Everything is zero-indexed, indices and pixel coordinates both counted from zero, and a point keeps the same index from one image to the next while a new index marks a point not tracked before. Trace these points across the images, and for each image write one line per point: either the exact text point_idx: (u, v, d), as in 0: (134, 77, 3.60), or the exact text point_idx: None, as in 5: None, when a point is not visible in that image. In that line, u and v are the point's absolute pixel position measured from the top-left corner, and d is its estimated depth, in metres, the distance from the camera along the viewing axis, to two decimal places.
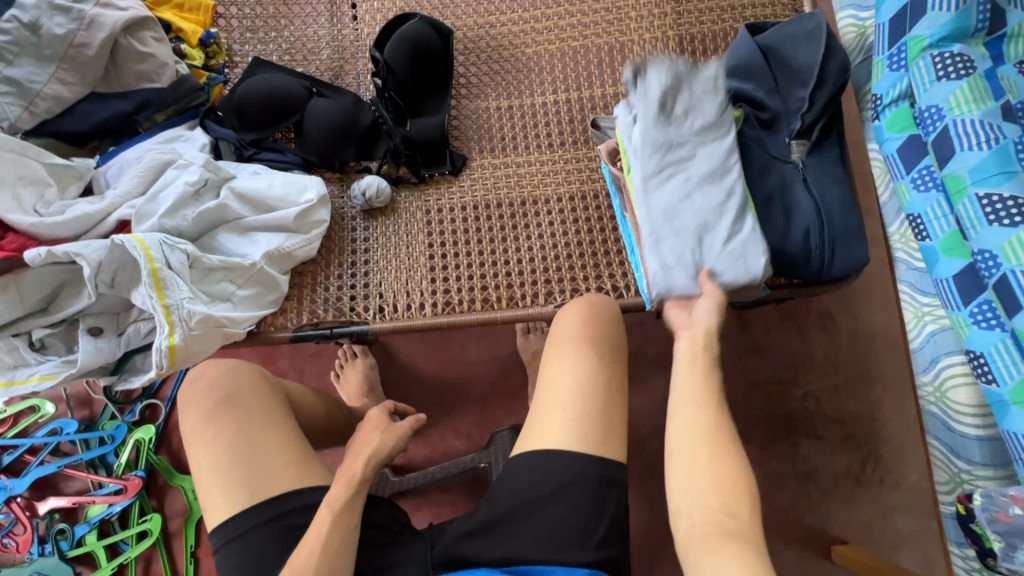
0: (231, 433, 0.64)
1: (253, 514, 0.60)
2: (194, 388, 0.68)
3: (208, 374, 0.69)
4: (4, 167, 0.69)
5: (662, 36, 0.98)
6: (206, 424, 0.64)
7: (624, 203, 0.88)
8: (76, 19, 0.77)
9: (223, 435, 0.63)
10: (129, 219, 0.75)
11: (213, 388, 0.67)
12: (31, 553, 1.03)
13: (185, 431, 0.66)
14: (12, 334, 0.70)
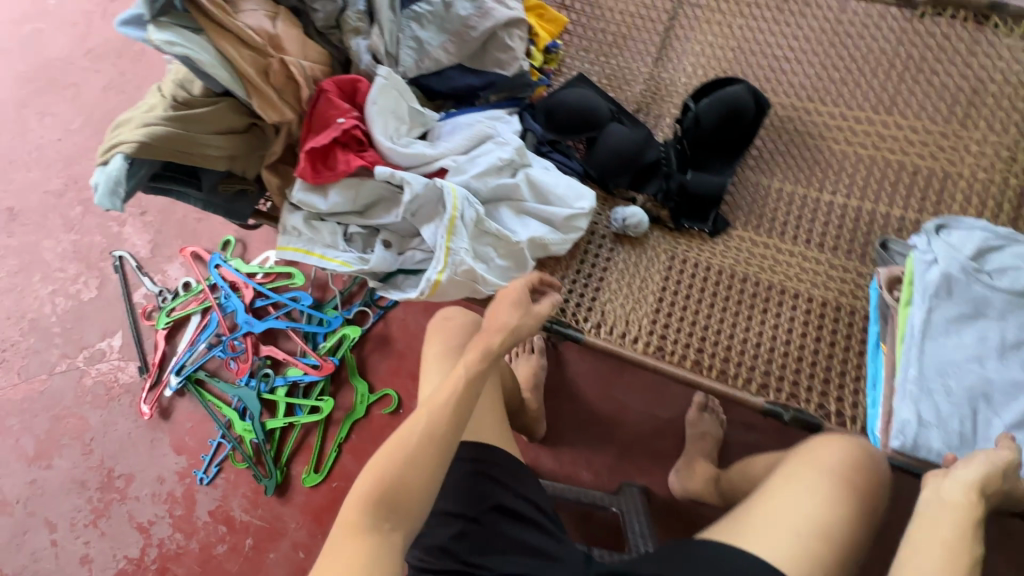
0: (461, 373, 0.78)
1: (460, 447, 0.72)
2: (443, 324, 0.84)
3: (458, 319, 0.85)
4: (388, 100, 0.88)
5: (999, 182, 0.88)
6: (446, 358, 0.80)
7: (885, 334, 0.81)
8: (477, 8, 0.94)
9: (457, 373, 0.78)
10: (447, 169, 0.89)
11: (456, 331, 0.83)
12: (242, 380, 1.29)
13: (426, 354, 0.81)
14: (337, 222, 0.88)
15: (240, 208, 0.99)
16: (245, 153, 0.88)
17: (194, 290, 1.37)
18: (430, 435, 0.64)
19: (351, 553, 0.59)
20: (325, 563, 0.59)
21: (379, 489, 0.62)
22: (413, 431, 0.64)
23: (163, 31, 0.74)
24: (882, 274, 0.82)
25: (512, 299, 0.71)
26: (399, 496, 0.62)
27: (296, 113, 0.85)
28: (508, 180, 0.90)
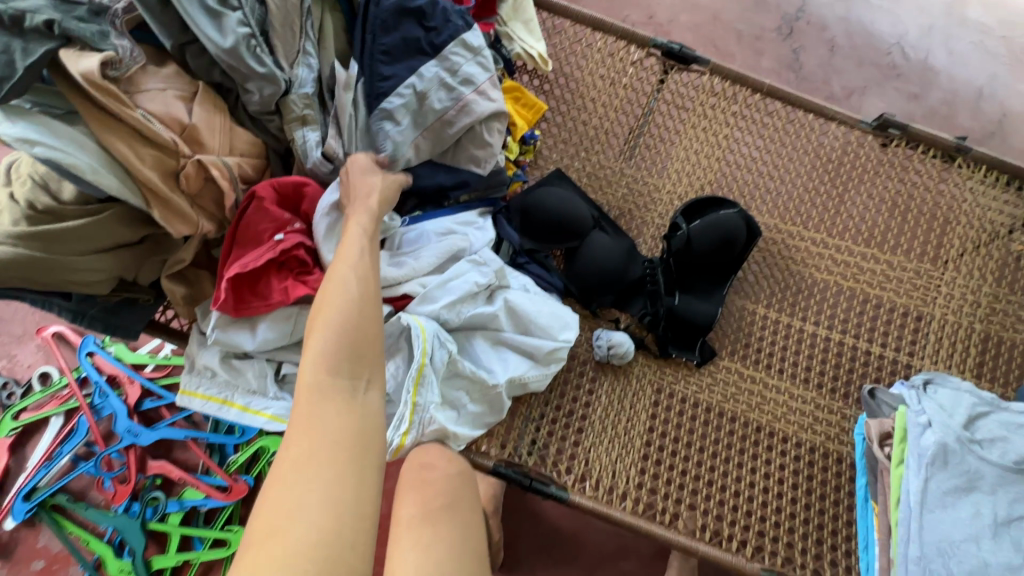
0: (447, 548, 0.62)
1: None
2: (421, 476, 0.68)
3: (442, 469, 0.69)
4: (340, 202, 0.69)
5: (968, 324, 0.89)
6: (428, 525, 0.63)
7: (874, 491, 0.78)
8: (454, 99, 0.77)
9: (441, 546, 0.62)
10: (412, 295, 0.75)
11: (439, 487, 0.68)
12: (120, 506, 1.01)
13: (398, 516, 0.65)
14: (266, 358, 0.68)
15: (128, 321, 0.75)
16: (138, 265, 0.66)
17: (55, 385, 1.07)
18: (371, 284, 0.59)
19: (323, 421, 0.51)
20: (292, 455, 0.49)
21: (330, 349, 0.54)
22: (349, 291, 0.57)
23: (16, 123, 0.53)
24: (872, 427, 0.79)
25: (361, 163, 0.69)
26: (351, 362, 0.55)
27: (214, 221, 0.66)
28: (485, 308, 0.77)
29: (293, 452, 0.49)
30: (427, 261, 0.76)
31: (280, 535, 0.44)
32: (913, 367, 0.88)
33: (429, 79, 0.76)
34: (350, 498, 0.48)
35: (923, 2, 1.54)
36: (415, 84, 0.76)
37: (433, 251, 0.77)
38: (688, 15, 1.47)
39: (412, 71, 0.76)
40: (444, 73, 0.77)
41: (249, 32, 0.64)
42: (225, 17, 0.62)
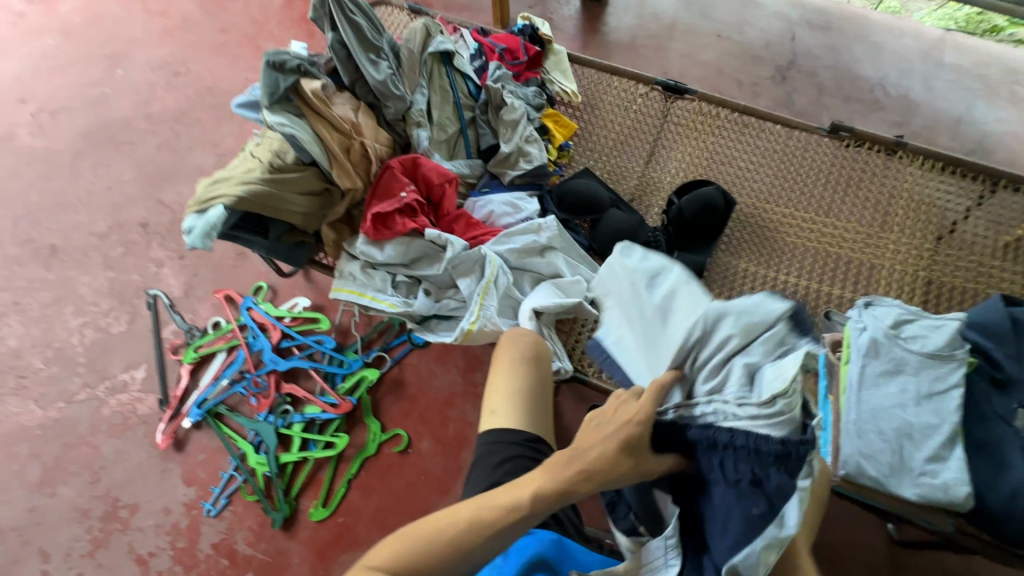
0: (527, 382, 0.92)
1: (521, 441, 0.86)
2: (517, 337, 0.98)
3: (526, 337, 0.98)
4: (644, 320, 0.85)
5: (911, 273, 1.15)
6: (519, 367, 0.93)
7: (830, 387, 0.98)
8: (522, 150, 1.20)
9: (526, 380, 0.92)
10: (506, 224, 1.16)
11: (521, 346, 0.96)
12: (261, 415, 1.38)
13: (499, 357, 0.95)
14: (387, 270, 1.07)
15: (297, 256, 1.15)
16: (315, 212, 1.06)
17: (222, 329, 1.48)
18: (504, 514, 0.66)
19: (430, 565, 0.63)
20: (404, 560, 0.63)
21: (495, 522, 0.66)
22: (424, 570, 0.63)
23: (277, 115, 0.96)
24: (826, 337, 1.03)
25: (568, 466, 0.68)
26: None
27: (363, 182, 1.06)
28: (538, 258, 1.11)
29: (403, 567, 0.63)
30: (722, 391, 0.70)
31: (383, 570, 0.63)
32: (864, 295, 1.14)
33: (514, 143, 1.19)
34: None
35: (901, 52, 1.85)
36: (503, 144, 1.19)
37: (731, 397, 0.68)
38: (697, 70, 1.86)
39: (497, 135, 1.22)
40: (522, 139, 1.20)
41: (391, 72, 1.08)
42: (380, 65, 1.07)
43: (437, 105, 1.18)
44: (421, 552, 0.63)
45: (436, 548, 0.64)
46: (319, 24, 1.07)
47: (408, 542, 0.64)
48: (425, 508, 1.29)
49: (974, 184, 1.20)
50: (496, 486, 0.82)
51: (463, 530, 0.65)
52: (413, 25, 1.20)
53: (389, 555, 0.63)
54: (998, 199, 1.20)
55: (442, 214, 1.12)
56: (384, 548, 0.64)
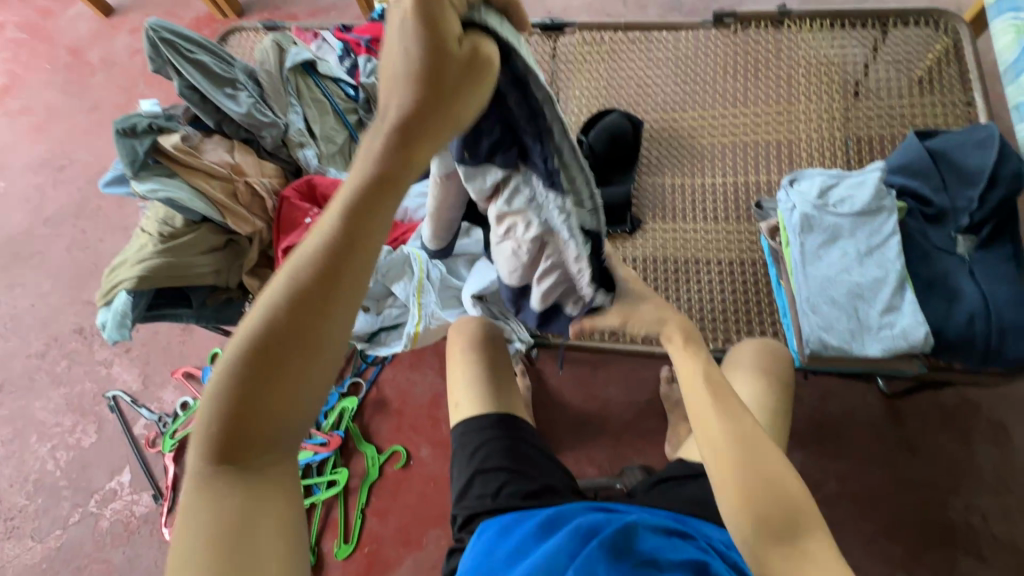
0: (483, 365, 0.91)
1: (491, 418, 0.85)
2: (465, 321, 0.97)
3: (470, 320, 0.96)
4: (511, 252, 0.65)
5: (831, 136, 1.13)
6: (473, 352, 0.92)
7: (780, 272, 1.00)
8: None
9: (481, 365, 0.91)
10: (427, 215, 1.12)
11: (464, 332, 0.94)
12: None
13: (451, 351, 0.94)
14: None
15: (229, 313, 1.09)
16: (228, 265, 1.02)
17: (193, 407, 1.45)
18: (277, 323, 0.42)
19: (223, 497, 0.44)
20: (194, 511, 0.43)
21: (296, 307, 0.42)
22: (229, 496, 0.44)
23: (146, 183, 0.91)
24: (763, 227, 1.03)
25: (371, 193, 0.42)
26: (262, 442, 0.44)
27: (265, 221, 1.03)
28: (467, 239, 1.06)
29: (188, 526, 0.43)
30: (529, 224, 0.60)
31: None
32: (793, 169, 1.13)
33: None
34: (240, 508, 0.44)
35: None
36: None
37: (579, 216, 0.59)
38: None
39: None
40: None
41: (253, 100, 1.02)
42: (238, 96, 1.01)
43: (317, 118, 1.13)
44: (240, 399, 0.42)
45: (257, 385, 0.42)
46: (163, 74, 1.00)
47: (215, 403, 0.43)
48: (443, 511, 1.29)
49: (867, 31, 1.18)
50: (477, 474, 0.81)
51: (272, 344, 0.42)
52: (263, 45, 1.13)
53: (209, 426, 0.43)
54: (898, 37, 1.17)
55: None
56: (200, 417, 0.44)
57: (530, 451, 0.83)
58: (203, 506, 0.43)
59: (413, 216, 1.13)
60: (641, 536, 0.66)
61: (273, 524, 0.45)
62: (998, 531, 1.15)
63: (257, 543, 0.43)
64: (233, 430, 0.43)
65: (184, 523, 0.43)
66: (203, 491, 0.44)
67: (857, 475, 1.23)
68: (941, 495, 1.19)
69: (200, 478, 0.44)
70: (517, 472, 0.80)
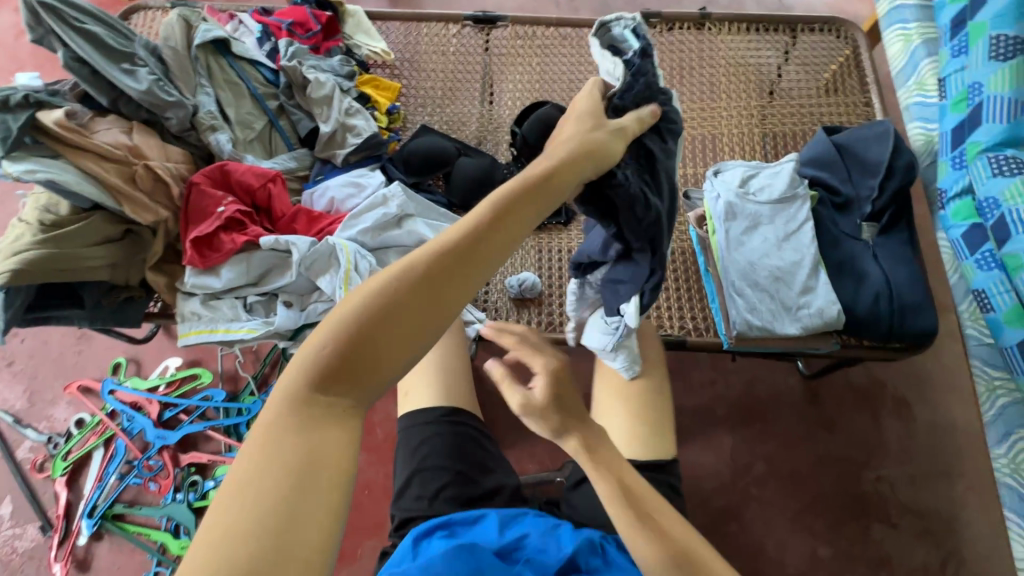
0: (435, 356, 0.86)
1: (439, 412, 0.81)
2: None
3: None
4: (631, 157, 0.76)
5: (749, 131, 1.19)
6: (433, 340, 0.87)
7: (707, 260, 1.03)
8: (350, 128, 1.11)
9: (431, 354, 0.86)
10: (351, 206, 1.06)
11: None
12: (167, 497, 1.23)
13: None
14: (234, 296, 0.95)
15: (130, 314, 0.98)
16: (127, 260, 0.92)
17: (90, 424, 1.29)
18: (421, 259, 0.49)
19: (313, 430, 0.43)
20: (284, 426, 0.42)
21: (447, 259, 0.49)
22: (309, 427, 0.43)
23: (20, 163, 0.79)
24: (690, 216, 1.06)
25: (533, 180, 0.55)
26: (355, 386, 0.45)
27: (170, 211, 0.93)
28: (396, 231, 1.03)
29: (267, 429, 0.43)
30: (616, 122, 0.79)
31: (226, 510, 0.39)
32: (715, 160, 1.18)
33: (335, 123, 1.10)
34: (319, 442, 0.43)
35: None
36: (325, 127, 1.10)
37: None
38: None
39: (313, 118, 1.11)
40: (344, 117, 1.11)
41: (156, 77, 0.93)
42: (137, 72, 0.91)
43: (231, 101, 1.06)
44: (370, 318, 0.46)
45: (393, 311, 0.46)
46: (45, 45, 0.89)
47: (349, 316, 0.46)
48: (379, 520, 1.22)
49: (779, 36, 1.26)
50: (416, 474, 0.77)
51: (406, 301, 0.47)
52: (166, 19, 1.03)
53: (318, 356, 0.45)
54: (807, 42, 1.26)
55: (277, 217, 1.00)
56: (320, 332, 0.46)
57: (477, 453, 0.79)
58: (303, 417, 0.43)
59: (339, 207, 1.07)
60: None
61: (327, 480, 0.42)
62: (905, 498, 1.24)
63: (319, 481, 0.41)
64: (350, 353, 0.45)
65: (278, 426, 0.43)
66: (301, 405, 0.44)
67: (782, 454, 1.29)
68: (855, 468, 1.27)
69: (296, 392, 0.44)
70: (461, 475, 0.77)
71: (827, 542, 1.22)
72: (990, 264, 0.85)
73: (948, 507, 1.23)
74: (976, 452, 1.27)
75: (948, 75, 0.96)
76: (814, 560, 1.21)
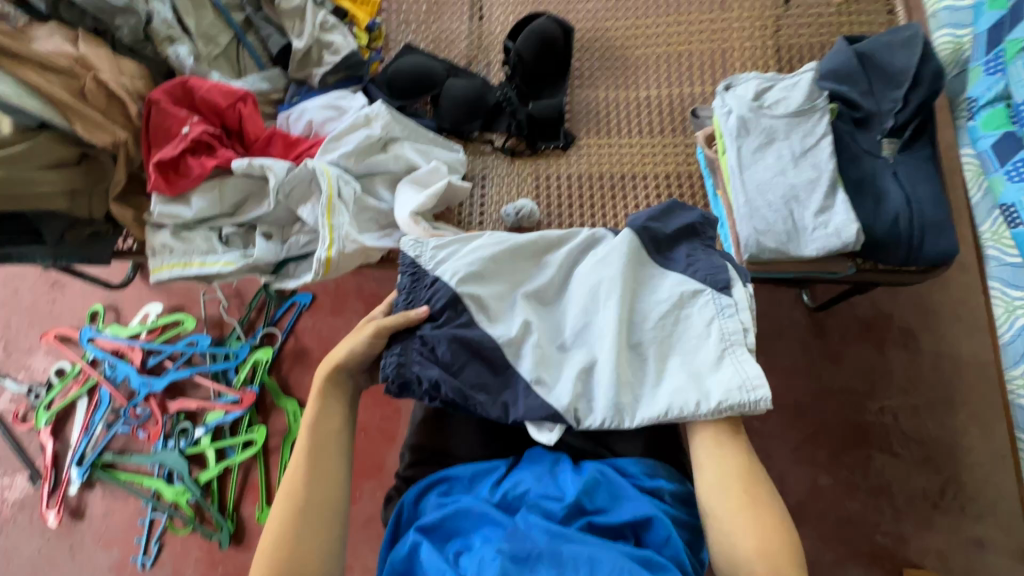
0: None
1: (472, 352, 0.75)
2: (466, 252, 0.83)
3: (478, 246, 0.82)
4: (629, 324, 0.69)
5: (762, 45, 1.10)
6: None
7: (717, 182, 0.96)
8: (327, 45, 1.01)
9: None
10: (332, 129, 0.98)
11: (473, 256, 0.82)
12: (157, 445, 1.19)
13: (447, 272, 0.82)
14: (208, 228, 0.88)
15: (99, 251, 0.89)
16: (87, 189, 0.84)
17: (71, 373, 1.24)
18: (304, 457, 0.65)
19: None
20: None
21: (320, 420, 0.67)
22: None
23: None
24: (699, 137, 0.99)
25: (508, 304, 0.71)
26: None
27: (129, 132, 0.84)
28: (382, 155, 0.95)
29: None
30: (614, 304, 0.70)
31: None
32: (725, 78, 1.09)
33: (309, 37, 1.00)
34: None
35: None
36: (298, 42, 0.99)
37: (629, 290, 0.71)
38: None
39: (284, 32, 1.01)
40: (319, 31, 1.01)
41: None
42: None
43: (190, 10, 0.94)
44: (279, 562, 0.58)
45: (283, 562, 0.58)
46: None
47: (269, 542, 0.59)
48: (378, 462, 1.20)
49: None
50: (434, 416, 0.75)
51: (305, 499, 0.62)
52: None
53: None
54: None
55: (249, 140, 0.91)
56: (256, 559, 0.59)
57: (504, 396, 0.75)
58: None
59: (318, 131, 0.98)
60: (533, 537, 0.58)
61: None
62: (907, 428, 1.24)
63: None
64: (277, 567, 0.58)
65: None
66: None
67: (786, 388, 1.27)
68: (859, 399, 1.26)
69: None
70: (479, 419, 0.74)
71: (827, 472, 1.22)
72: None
73: (949, 435, 1.23)
74: (982, 381, 1.25)
75: None
76: (815, 490, 1.21)
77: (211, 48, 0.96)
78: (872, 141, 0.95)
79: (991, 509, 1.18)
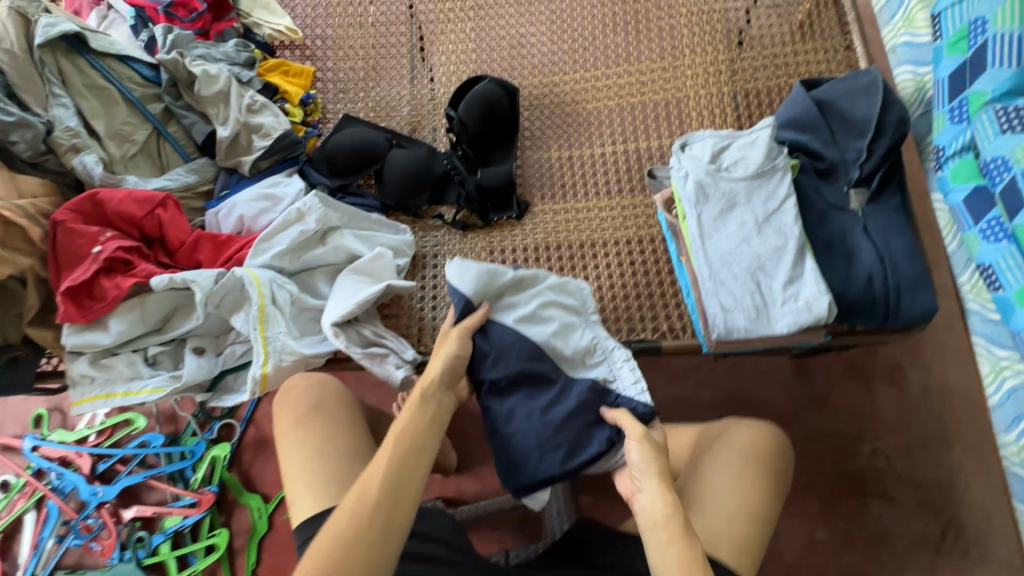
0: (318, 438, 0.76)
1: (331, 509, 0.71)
2: (288, 396, 0.81)
3: (303, 386, 0.82)
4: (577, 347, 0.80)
5: (718, 91, 1.04)
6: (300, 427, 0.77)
7: (680, 248, 0.90)
8: (256, 129, 0.95)
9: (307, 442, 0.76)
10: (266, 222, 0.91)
11: (301, 398, 0.80)
12: (112, 558, 1.10)
13: (279, 429, 0.78)
14: (132, 349, 0.81)
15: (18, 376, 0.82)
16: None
17: (16, 487, 1.16)
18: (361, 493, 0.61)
19: None
20: None
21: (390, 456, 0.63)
22: None
23: None
24: (658, 199, 0.92)
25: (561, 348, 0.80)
26: None
27: (34, 256, 0.77)
28: (320, 249, 0.88)
29: None
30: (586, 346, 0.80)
31: None
32: (682, 129, 1.03)
33: (234, 123, 0.93)
34: None
35: None
36: (223, 130, 0.92)
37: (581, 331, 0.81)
38: None
39: (207, 120, 0.94)
40: (245, 116, 0.94)
41: None
42: None
43: (99, 112, 0.88)
44: None
45: None
46: None
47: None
48: None
49: None
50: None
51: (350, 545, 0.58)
52: None
53: None
54: None
55: (174, 247, 0.85)
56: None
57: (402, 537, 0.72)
58: None
59: (251, 226, 0.91)
60: None
61: None
62: (901, 469, 1.19)
63: None
64: None
65: None
66: None
67: None
68: (850, 443, 1.21)
69: None
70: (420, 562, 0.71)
71: (822, 524, 1.17)
72: (1003, 234, 0.73)
73: (944, 473, 1.18)
74: (973, 413, 1.21)
75: (942, 11, 0.83)
76: (812, 544, 1.16)
77: (127, 147, 0.90)
78: (839, 192, 0.89)
79: (994, 550, 1.13)
